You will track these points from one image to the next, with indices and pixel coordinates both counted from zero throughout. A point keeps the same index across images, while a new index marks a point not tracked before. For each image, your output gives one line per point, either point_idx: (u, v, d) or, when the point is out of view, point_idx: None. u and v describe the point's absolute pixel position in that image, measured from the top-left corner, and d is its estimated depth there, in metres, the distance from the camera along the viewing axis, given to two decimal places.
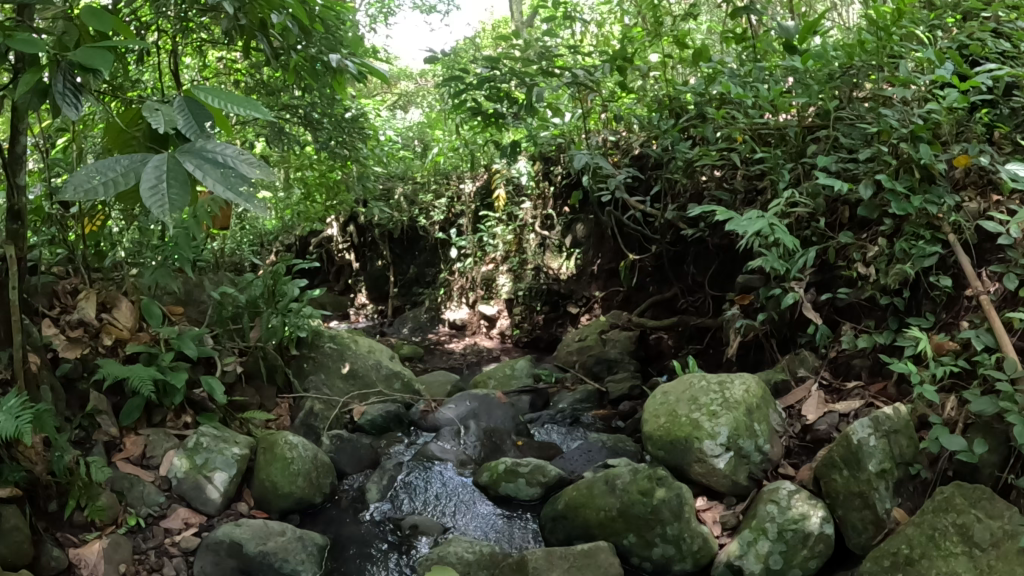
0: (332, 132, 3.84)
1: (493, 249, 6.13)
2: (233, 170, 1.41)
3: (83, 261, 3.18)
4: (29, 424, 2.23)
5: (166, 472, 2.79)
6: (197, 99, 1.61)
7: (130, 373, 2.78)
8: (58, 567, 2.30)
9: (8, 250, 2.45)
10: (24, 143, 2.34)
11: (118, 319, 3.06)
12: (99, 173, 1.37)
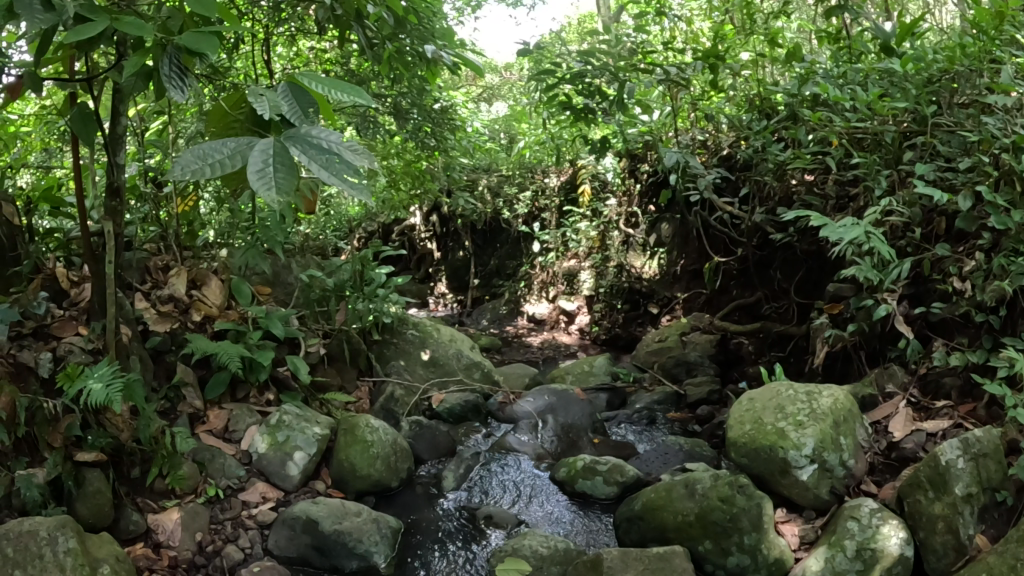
0: (421, 122, 3.84)
1: (576, 244, 6.07)
2: (338, 155, 1.43)
3: (176, 239, 3.25)
4: (119, 393, 2.32)
5: (248, 446, 2.84)
6: (300, 85, 1.65)
7: (218, 349, 2.84)
8: (136, 532, 2.40)
9: (107, 225, 2.57)
10: (124, 124, 2.46)
11: (208, 297, 3.11)
12: (208, 155, 1.40)
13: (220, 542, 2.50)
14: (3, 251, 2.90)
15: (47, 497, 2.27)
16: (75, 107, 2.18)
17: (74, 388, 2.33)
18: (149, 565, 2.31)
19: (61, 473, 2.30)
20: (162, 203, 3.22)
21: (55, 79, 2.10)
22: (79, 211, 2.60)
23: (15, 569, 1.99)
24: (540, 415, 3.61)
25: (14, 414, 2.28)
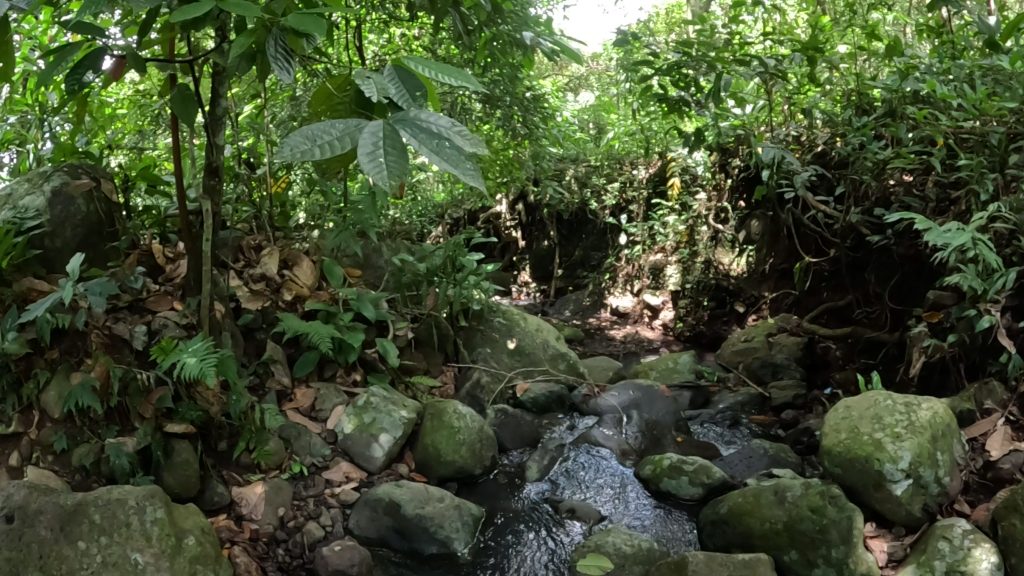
0: (512, 109, 3.82)
1: (664, 238, 5.95)
2: (448, 141, 1.39)
3: (268, 221, 3.29)
4: (213, 367, 2.35)
5: (334, 426, 2.87)
6: (405, 69, 1.66)
7: (308, 330, 2.89)
8: (220, 503, 2.46)
9: (204, 203, 2.64)
10: (223, 107, 2.54)
11: (299, 277, 3.17)
12: (318, 137, 1.39)
13: (302, 518, 2.54)
14: (101, 227, 2.98)
15: (136, 466, 2.33)
16: (176, 89, 2.21)
17: (168, 361, 2.40)
18: (230, 536, 2.36)
19: (150, 443, 2.38)
20: (256, 185, 3.30)
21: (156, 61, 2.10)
22: (178, 191, 2.67)
23: (102, 535, 2.04)
24: (624, 409, 3.59)
25: (108, 384, 2.41)
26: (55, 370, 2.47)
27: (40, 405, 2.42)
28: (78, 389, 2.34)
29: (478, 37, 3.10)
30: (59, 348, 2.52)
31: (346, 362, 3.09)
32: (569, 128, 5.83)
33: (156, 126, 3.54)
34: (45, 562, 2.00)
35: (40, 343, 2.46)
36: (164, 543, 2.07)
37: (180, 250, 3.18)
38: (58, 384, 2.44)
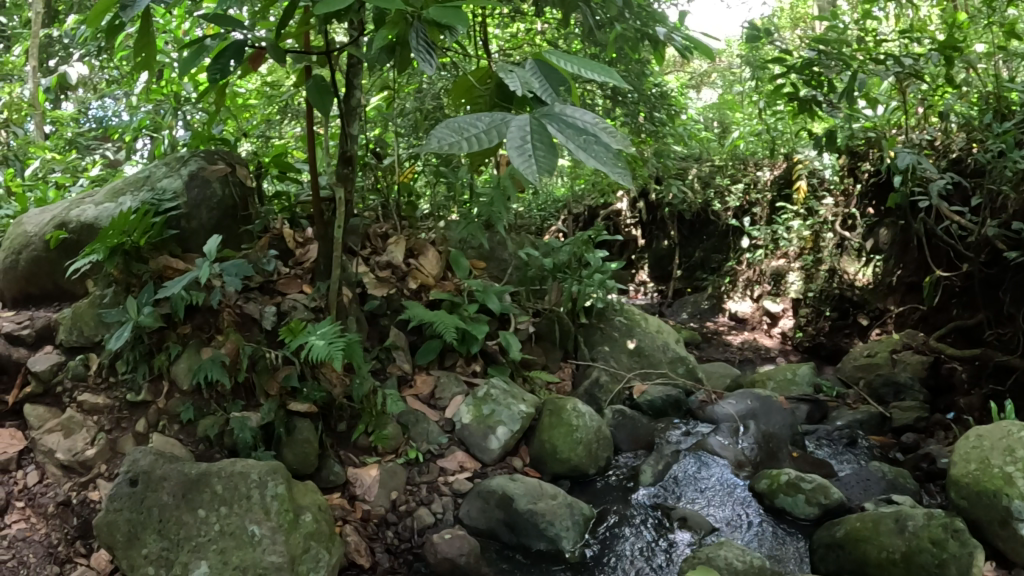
0: (637, 105, 3.79)
1: (787, 244, 5.69)
2: (595, 136, 1.36)
3: (396, 210, 3.40)
4: (339, 350, 2.43)
5: (452, 415, 2.94)
6: (547, 64, 1.65)
7: (435, 319, 2.95)
8: (336, 482, 2.54)
9: (338, 192, 2.73)
10: (357, 97, 2.69)
11: (425, 266, 3.26)
12: (465, 129, 1.39)
13: (413, 504, 2.60)
14: (236, 211, 3.08)
15: (258, 441, 2.43)
16: (311, 79, 2.28)
17: (296, 341, 2.48)
18: (343, 515, 2.45)
19: (274, 419, 2.47)
20: (384, 175, 3.39)
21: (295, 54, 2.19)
22: (312, 176, 2.76)
23: (222, 505, 2.11)
24: (741, 418, 3.50)
25: (237, 359, 2.54)
26: (186, 344, 2.59)
27: (170, 376, 2.53)
28: (207, 363, 2.46)
29: (607, 32, 3.05)
30: (191, 323, 2.64)
31: (469, 353, 3.13)
32: (695, 127, 5.68)
33: (283, 116, 3.60)
34: (165, 526, 2.08)
35: (172, 317, 2.58)
36: (282, 518, 2.10)
37: (309, 235, 3.29)
38: (188, 357, 2.55)
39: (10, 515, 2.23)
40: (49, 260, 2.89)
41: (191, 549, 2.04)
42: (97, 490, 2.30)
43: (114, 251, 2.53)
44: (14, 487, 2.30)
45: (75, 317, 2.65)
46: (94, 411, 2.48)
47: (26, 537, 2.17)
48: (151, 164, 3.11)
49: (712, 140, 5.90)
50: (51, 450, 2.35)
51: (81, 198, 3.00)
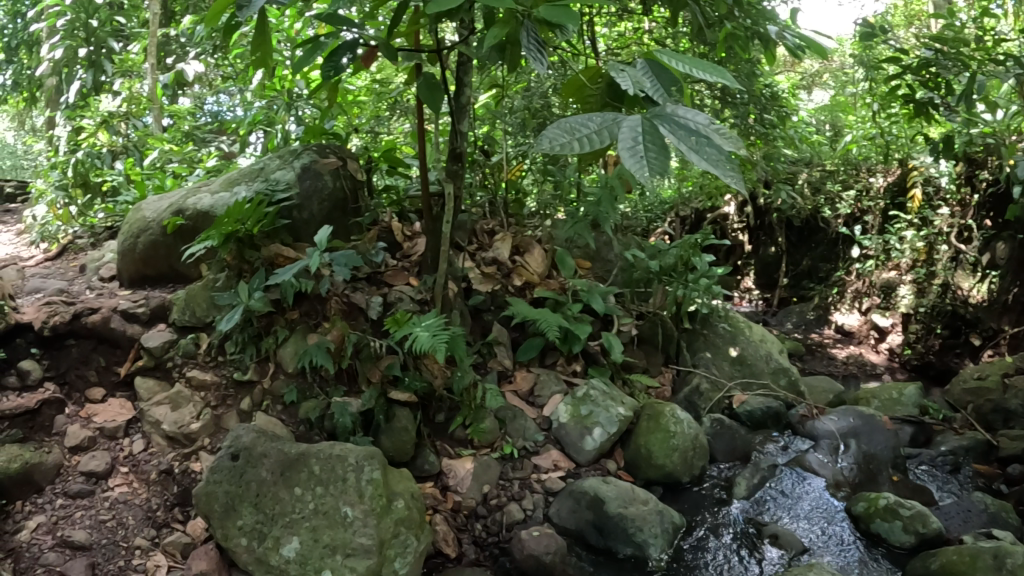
0: (746, 106, 3.69)
1: (899, 255, 5.31)
2: (706, 139, 1.34)
3: (503, 207, 3.45)
4: (443, 343, 2.44)
5: (550, 413, 2.94)
6: (657, 63, 1.63)
7: (538, 316, 2.95)
8: (431, 472, 2.58)
9: (448, 187, 2.77)
10: (467, 95, 2.71)
11: (530, 264, 3.26)
12: (576, 129, 1.38)
13: (504, 498, 2.61)
14: (346, 203, 3.16)
15: (357, 426, 2.50)
16: (422, 78, 2.36)
17: (401, 332, 2.53)
18: (434, 504, 2.48)
19: (374, 406, 2.53)
20: (491, 173, 3.46)
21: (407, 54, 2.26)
22: (423, 172, 2.82)
23: (317, 485, 2.15)
24: (842, 435, 3.37)
25: (343, 346, 2.58)
26: (293, 330, 2.67)
27: (276, 358, 2.63)
28: (313, 348, 2.54)
29: (717, 31, 2.98)
30: (299, 310, 2.73)
31: (570, 352, 3.12)
32: (804, 130, 5.46)
33: (391, 112, 3.59)
34: (260, 501, 2.13)
35: (282, 302, 2.67)
36: (375, 503, 2.12)
37: (417, 230, 3.32)
38: (295, 342, 2.64)
39: (115, 480, 2.35)
40: (165, 244, 3.01)
41: (285, 524, 2.09)
42: (198, 462, 2.38)
43: (229, 238, 2.64)
44: (121, 453, 2.42)
45: (187, 298, 2.74)
46: (201, 387, 2.57)
47: (127, 500, 2.29)
48: (263, 156, 3.23)
49: (822, 143, 5.55)
50: (158, 421, 2.45)
51: (198, 187, 3.15)
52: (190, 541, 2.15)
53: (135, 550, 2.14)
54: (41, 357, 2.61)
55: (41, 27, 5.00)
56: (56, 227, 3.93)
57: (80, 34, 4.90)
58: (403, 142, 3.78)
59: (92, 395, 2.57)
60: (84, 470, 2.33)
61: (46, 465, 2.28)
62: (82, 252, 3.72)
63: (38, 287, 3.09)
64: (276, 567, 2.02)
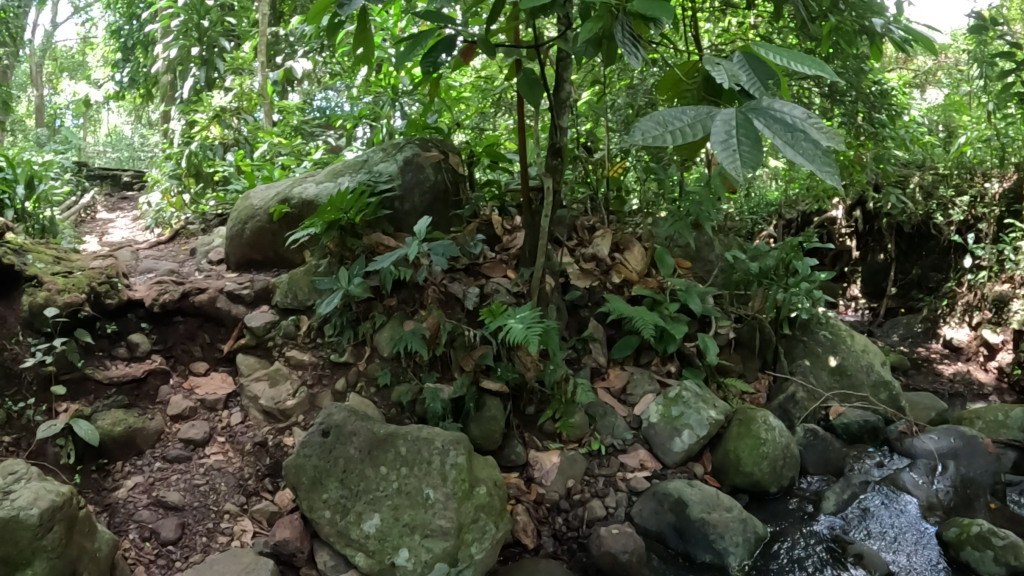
0: (856, 104, 3.50)
1: (1014, 266, 4.90)
2: (804, 132, 1.26)
3: (605, 204, 3.39)
4: (537, 336, 2.32)
5: (640, 413, 2.87)
6: (755, 55, 1.57)
7: (635, 314, 2.85)
8: (518, 462, 2.57)
9: (547, 182, 2.72)
10: (567, 90, 2.64)
11: (630, 262, 3.16)
12: (668, 122, 1.34)
13: (588, 494, 2.57)
14: (447, 195, 3.06)
15: (448, 412, 2.49)
16: (523, 75, 2.33)
17: (496, 323, 2.43)
18: (518, 494, 2.47)
19: (466, 394, 2.51)
20: (594, 168, 3.38)
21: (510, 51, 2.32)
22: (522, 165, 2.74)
23: (403, 466, 2.16)
24: (940, 456, 3.18)
25: (438, 334, 2.60)
26: (391, 316, 2.71)
27: (372, 342, 2.67)
28: (409, 334, 2.55)
29: (822, 24, 2.80)
30: (397, 297, 2.76)
31: (665, 352, 3.03)
32: (917, 131, 5.14)
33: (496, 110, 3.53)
34: (346, 477, 2.15)
35: (381, 290, 2.72)
36: (457, 487, 2.10)
37: (518, 223, 3.25)
38: (391, 327, 2.67)
39: (212, 448, 2.42)
40: (271, 231, 3.06)
41: (368, 501, 2.11)
42: (291, 437, 2.44)
43: (333, 226, 2.68)
44: (219, 424, 2.50)
45: (290, 282, 2.83)
46: (299, 365, 2.64)
47: (221, 468, 2.35)
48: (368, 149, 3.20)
49: (935, 146, 5.28)
50: (256, 397, 2.53)
51: (303, 177, 3.17)
52: (278, 510, 2.22)
53: (225, 515, 2.21)
54: (152, 330, 2.70)
55: (157, 28, 5.19)
56: (173, 214, 4.10)
57: (194, 35, 5.04)
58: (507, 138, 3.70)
59: (196, 368, 2.68)
60: (183, 437, 2.42)
61: (147, 430, 2.37)
62: (194, 237, 3.79)
63: (150, 267, 3.18)
64: (357, 542, 2.04)
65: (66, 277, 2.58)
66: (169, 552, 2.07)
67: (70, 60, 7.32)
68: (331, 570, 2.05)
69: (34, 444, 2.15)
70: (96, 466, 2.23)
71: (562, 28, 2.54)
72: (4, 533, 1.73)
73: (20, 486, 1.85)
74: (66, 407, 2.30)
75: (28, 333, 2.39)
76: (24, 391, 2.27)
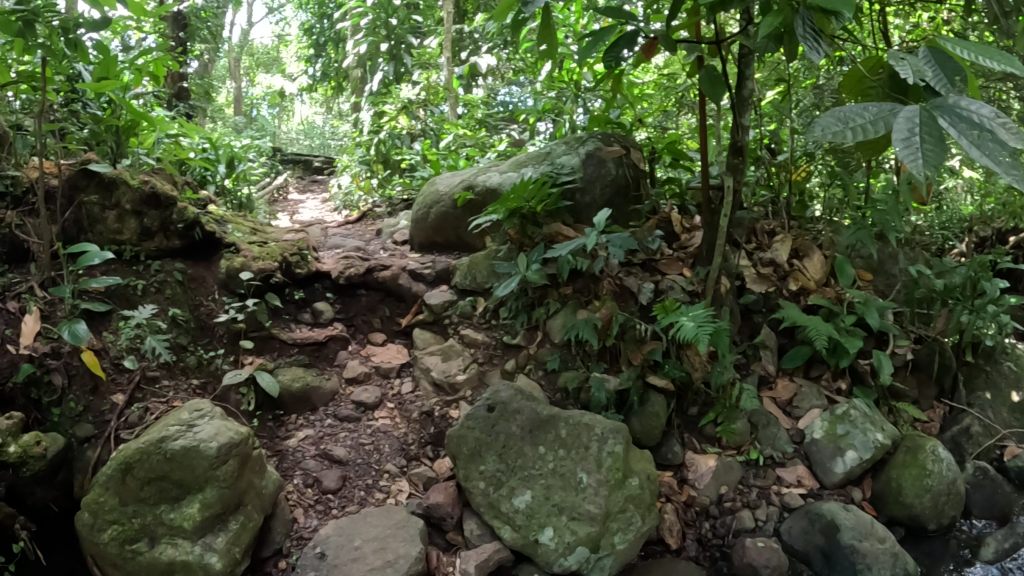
0: None
1: None
2: (993, 132, 1.15)
3: (786, 208, 3.11)
4: (707, 335, 2.22)
5: (805, 427, 2.68)
6: (942, 52, 1.47)
7: (807, 323, 2.67)
8: (673, 461, 2.50)
9: (725, 180, 2.56)
10: (749, 88, 2.56)
11: (809, 268, 2.91)
12: (850, 119, 1.35)
13: (739, 504, 2.45)
14: (628, 189, 2.79)
15: (611, 403, 2.37)
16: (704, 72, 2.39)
17: (667, 319, 2.32)
18: (667, 492, 2.42)
19: (630, 387, 2.37)
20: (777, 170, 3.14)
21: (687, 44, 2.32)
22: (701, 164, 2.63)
23: (561, 447, 2.14)
24: None
25: (610, 325, 2.43)
26: (565, 303, 2.57)
27: (546, 328, 2.57)
28: (581, 323, 2.43)
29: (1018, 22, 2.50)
30: (573, 285, 2.60)
31: (838, 367, 2.80)
32: None
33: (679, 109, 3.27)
34: (505, 452, 2.15)
35: (557, 277, 2.58)
36: (611, 475, 2.05)
37: (697, 223, 2.84)
38: (565, 314, 2.53)
39: (380, 411, 2.49)
40: (455, 216, 3.01)
41: (522, 477, 2.11)
42: (458, 409, 2.43)
43: (514, 214, 2.58)
44: (390, 391, 2.56)
45: (470, 265, 2.79)
46: (472, 344, 2.63)
47: (388, 431, 2.42)
48: (553, 142, 3.00)
49: None
50: (428, 368, 2.56)
51: (489, 166, 3.07)
52: (434, 476, 2.23)
53: (385, 474, 2.26)
54: (336, 300, 2.83)
55: (348, 27, 5.41)
56: (360, 197, 4.27)
57: (382, 32, 5.20)
58: (689, 137, 3.39)
59: (374, 337, 2.76)
60: (356, 399, 2.50)
61: (323, 388, 2.48)
62: (379, 220, 3.93)
63: (339, 244, 3.27)
64: (505, 515, 2.04)
65: (261, 246, 2.75)
66: (327, 500, 2.18)
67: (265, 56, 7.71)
68: (475, 538, 2.07)
69: (219, 390, 2.33)
70: (272, 415, 2.36)
71: (745, 22, 2.45)
72: (182, 459, 1.91)
73: (204, 421, 2.02)
74: (252, 359, 2.47)
75: (224, 293, 2.59)
76: (216, 342, 2.49)
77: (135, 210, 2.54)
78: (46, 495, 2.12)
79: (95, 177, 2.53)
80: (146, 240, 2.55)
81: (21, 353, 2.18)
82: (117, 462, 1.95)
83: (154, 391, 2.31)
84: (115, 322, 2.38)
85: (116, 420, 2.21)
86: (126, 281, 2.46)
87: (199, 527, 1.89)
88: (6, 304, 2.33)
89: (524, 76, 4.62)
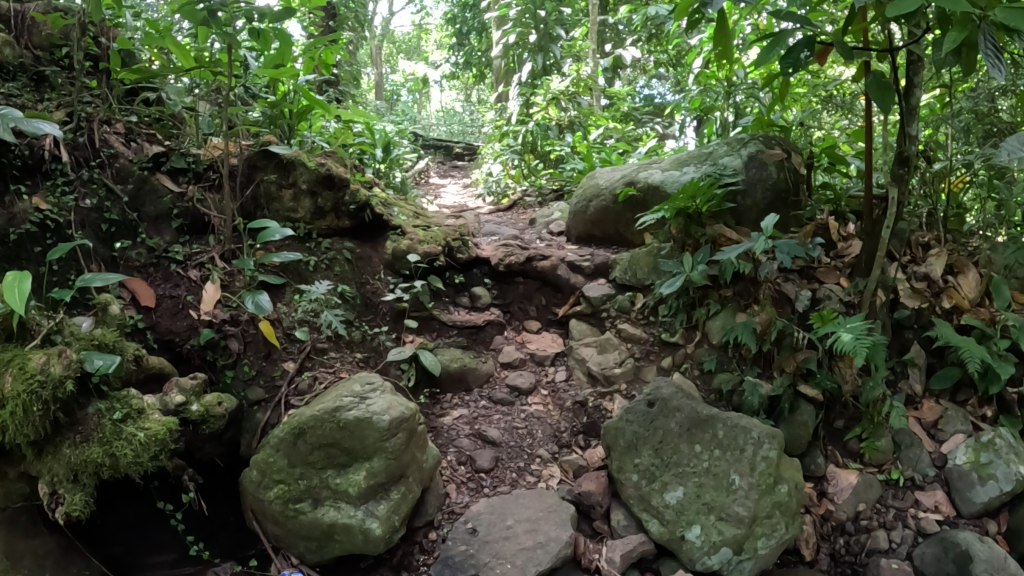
0: None
1: None
2: None
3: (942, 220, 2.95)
4: (866, 349, 2.16)
5: (948, 451, 2.52)
6: None
7: (960, 344, 2.48)
8: (815, 473, 2.47)
9: (890, 192, 2.50)
10: (919, 95, 2.44)
11: (962, 287, 2.75)
12: None
13: (875, 524, 2.37)
14: (789, 195, 2.79)
15: (763, 408, 2.40)
16: (873, 76, 2.19)
17: (824, 330, 2.29)
18: (807, 504, 2.40)
19: (783, 394, 2.40)
20: (931, 180, 2.90)
21: (861, 50, 2.25)
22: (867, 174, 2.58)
23: (717, 448, 2.14)
24: None
25: (769, 330, 2.44)
26: (725, 305, 2.59)
27: (705, 328, 2.60)
28: (740, 327, 2.45)
29: None
30: (735, 288, 2.60)
31: (985, 392, 2.61)
32: None
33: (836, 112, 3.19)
34: (661, 447, 2.19)
35: (719, 278, 2.59)
36: (763, 479, 2.04)
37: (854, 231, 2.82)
38: (725, 317, 2.56)
39: (534, 397, 2.60)
40: (614, 211, 3.06)
41: (676, 473, 2.13)
42: (611, 402, 2.51)
43: (680, 213, 2.62)
44: (545, 377, 2.68)
45: (631, 260, 2.84)
46: (629, 338, 2.69)
47: (540, 417, 2.51)
48: (715, 141, 3.00)
49: None
50: (584, 359, 2.65)
51: (651, 162, 3.11)
52: (585, 464, 2.32)
53: (536, 458, 2.37)
54: (493, 286, 2.97)
55: (495, 18, 5.53)
56: (510, 185, 4.39)
57: (528, 21, 5.29)
58: (844, 139, 3.34)
59: (529, 325, 2.89)
60: (510, 383, 2.62)
61: (478, 370, 2.62)
62: (529, 208, 4.06)
63: (495, 230, 3.40)
64: (655, 508, 2.08)
65: (425, 230, 2.91)
66: (479, 478, 2.28)
67: (409, 44, 8.03)
68: (621, 528, 2.11)
69: (382, 363, 2.50)
70: (429, 393, 2.51)
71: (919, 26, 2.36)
72: (354, 429, 2.01)
73: (375, 395, 2.12)
74: (412, 338, 2.65)
75: (389, 273, 2.75)
76: (380, 319, 2.66)
77: (310, 190, 2.73)
78: (213, 451, 2.18)
79: (273, 158, 2.70)
80: (319, 219, 2.74)
81: (202, 318, 2.36)
82: (289, 426, 2.06)
83: (322, 361, 2.46)
84: (288, 295, 2.55)
85: (286, 386, 2.34)
86: (302, 257, 2.64)
87: (363, 494, 1.99)
88: (189, 272, 2.52)
89: (666, 68, 4.63)
